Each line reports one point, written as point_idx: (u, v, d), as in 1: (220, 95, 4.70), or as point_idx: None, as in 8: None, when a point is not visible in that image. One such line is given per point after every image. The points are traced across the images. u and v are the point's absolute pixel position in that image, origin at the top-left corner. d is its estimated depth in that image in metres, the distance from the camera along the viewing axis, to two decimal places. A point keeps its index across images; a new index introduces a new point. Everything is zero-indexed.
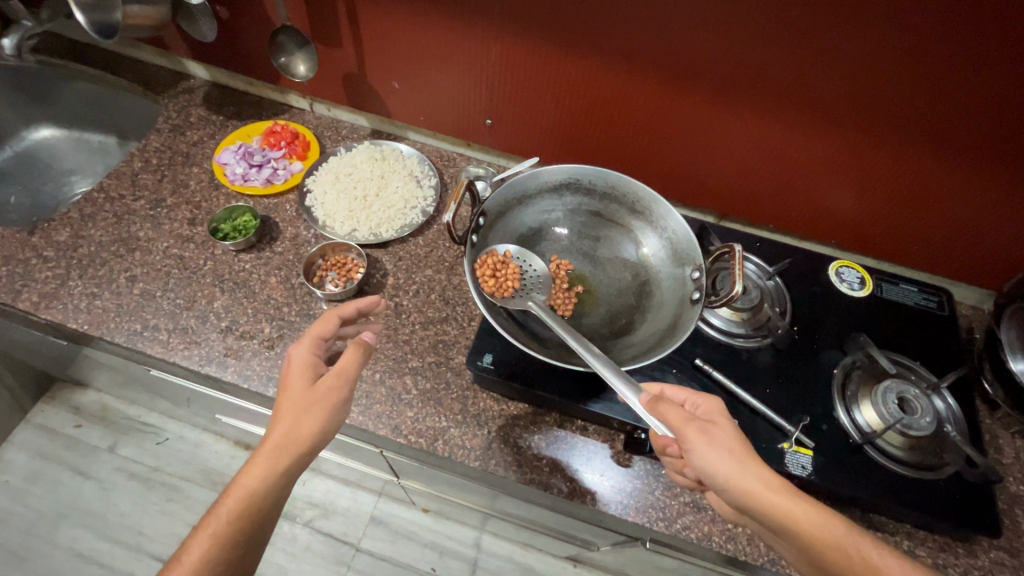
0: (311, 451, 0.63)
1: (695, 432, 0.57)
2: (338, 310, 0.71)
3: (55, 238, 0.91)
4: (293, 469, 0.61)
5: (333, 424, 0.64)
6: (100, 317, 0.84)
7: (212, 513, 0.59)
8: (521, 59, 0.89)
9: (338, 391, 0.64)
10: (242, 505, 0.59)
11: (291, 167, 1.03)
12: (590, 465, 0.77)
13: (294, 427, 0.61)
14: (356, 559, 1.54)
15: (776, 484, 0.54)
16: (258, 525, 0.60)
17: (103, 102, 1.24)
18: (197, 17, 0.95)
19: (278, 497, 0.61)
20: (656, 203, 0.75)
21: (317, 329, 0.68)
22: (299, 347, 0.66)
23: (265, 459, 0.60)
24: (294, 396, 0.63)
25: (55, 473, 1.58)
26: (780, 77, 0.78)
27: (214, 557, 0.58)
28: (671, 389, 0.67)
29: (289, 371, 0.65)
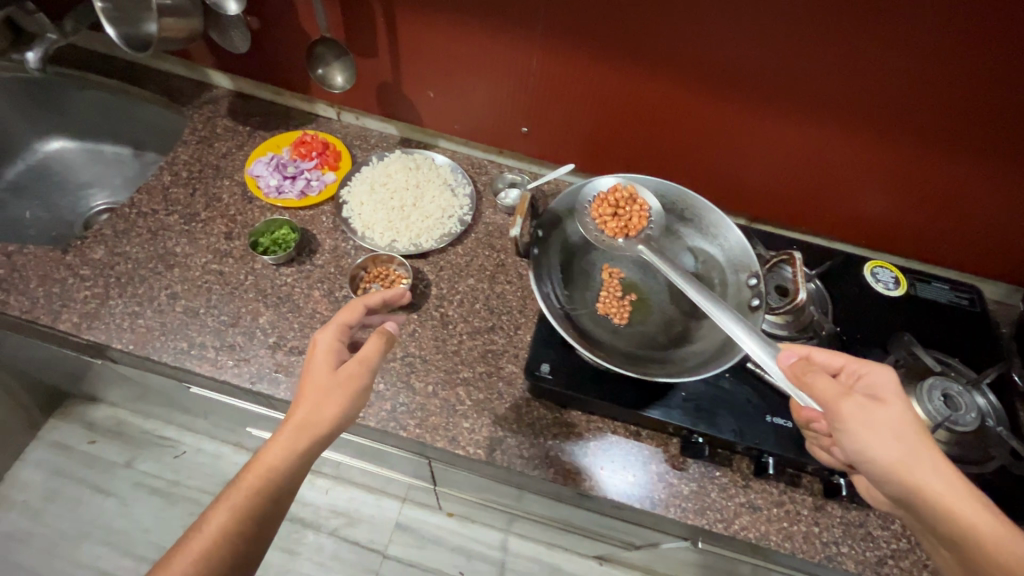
0: (330, 435, 0.62)
1: (848, 408, 0.56)
2: (364, 298, 0.72)
3: (90, 256, 0.89)
4: (311, 451, 0.62)
5: (354, 410, 0.64)
6: (145, 337, 0.83)
7: (232, 488, 0.59)
8: (560, 66, 0.89)
9: (360, 377, 0.65)
10: (262, 483, 0.59)
11: (324, 178, 1.02)
12: (608, 473, 0.78)
13: (317, 409, 0.62)
14: (384, 566, 1.55)
15: (925, 464, 0.54)
16: (274, 504, 0.60)
17: (119, 112, 1.22)
18: (230, 29, 0.93)
19: (294, 479, 0.61)
20: (707, 211, 0.76)
21: (344, 317, 0.70)
22: (325, 332, 0.67)
23: (285, 439, 0.60)
24: (318, 379, 0.64)
25: (74, 490, 1.56)
26: (828, 85, 0.79)
27: (231, 531, 0.57)
28: (824, 355, 0.65)
29: (315, 355, 0.66)
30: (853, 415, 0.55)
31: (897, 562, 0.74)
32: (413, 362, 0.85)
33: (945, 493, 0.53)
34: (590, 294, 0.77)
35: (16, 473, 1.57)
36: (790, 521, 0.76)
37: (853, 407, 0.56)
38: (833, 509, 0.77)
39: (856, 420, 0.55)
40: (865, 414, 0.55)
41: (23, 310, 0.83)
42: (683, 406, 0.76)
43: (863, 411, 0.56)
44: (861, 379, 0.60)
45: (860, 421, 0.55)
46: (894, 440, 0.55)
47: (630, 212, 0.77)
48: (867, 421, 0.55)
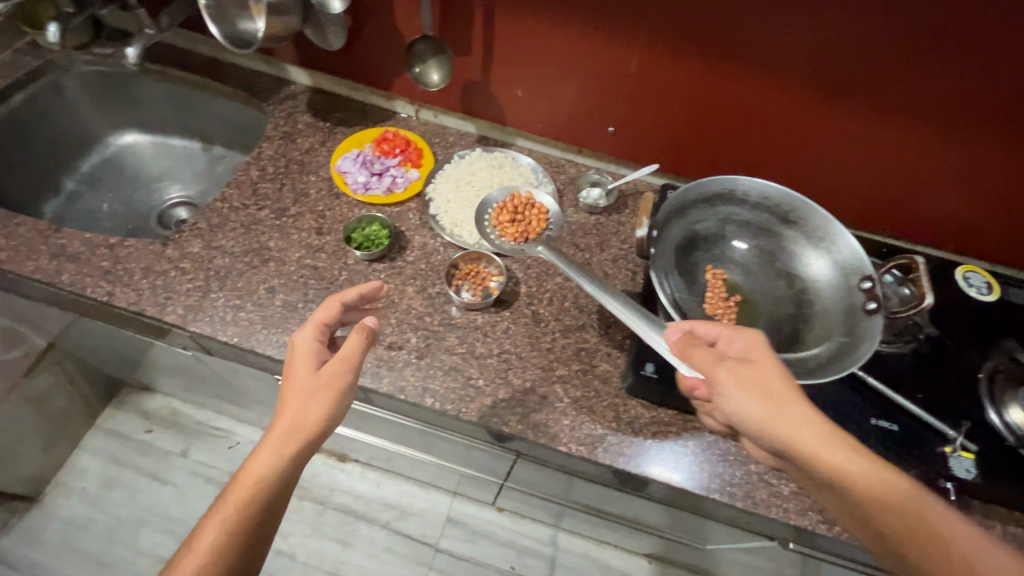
0: (317, 437, 0.64)
1: (725, 373, 0.63)
2: (341, 296, 0.73)
3: (189, 249, 0.91)
4: (300, 456, 0.63)
5: (340, 410, 0.65)
6: (249, 329, 0.84)
7: (222, 500, 0.60)
8: (657, 65, 0.88)
9: (342, 375, 0.66)
10: (251, 492, 0.60)
11: (408, 175, 1.03)
12: (659, 470, 0.78)
13: (302, 411, 0.63)
14: (436, 559, 1.56)
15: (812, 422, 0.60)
16: (269, 511, 0.61)
17: (194, 106, 1.23)
18: (326, 26, 0.94)
19: (285, 485, 0.62)
20: (814, 213, 0.76)
21: (322, 316, 0.71)
22: (302, 334, 0.69)
23: (272, 446, 0.62)
24: (300, 382, 0.65)
25: (131, 478, 1.59)
26: (936, 87, 0.79)
27: (225, 544, 0.58)
28: (704, 325, 0.68)
29: (295, 359, 0.67)
30: (727, 380, 0.63)
31: None
32: (509, 359, 0.85)
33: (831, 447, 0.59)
34: (696, 292, 0.77)
35: (75, 460, 1.60)
36: None
37: (725, 373, 0.63)
38: None
39: (731, 384, 0.62)
40: (740, 377, 0.62)
41: (130, 301, 0.85)
42: None
43: (738, 374, 0.63)
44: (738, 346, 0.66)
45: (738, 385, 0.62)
46: (770, 395, 0.61)
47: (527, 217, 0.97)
48: (745, 382, 0.62)
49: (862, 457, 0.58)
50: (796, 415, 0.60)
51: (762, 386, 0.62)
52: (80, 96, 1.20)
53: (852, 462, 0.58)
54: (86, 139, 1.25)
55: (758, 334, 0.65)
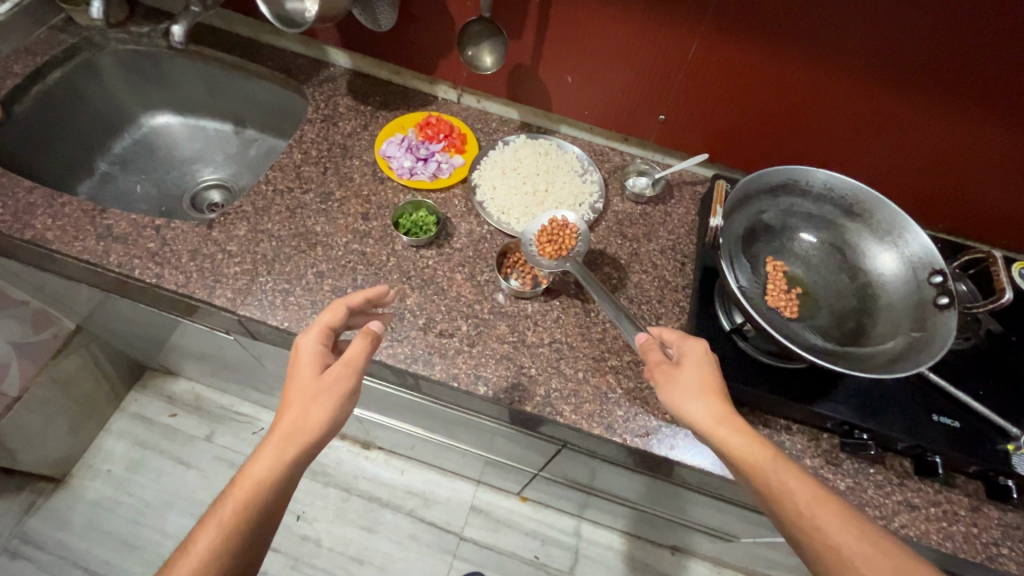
0: (319, 442, 0.62)
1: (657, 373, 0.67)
2: (347, 298, 0.71)
3: (235, 232, 0.90)
4: (301, 460, 0.61)
5: (342, 415, 0.64)
6: (298, 314, 0.83)
7: (219, 504, 0.59)
8: (716, 55, 0.86)
9: (346, 379, 0.64)
10: (250, 495, 0.59)
11: (453, 161, 1.01)
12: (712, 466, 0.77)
13: (302, 415, 0.62)
14: (461, 547, 1.56)
15: (722, 419, 0.62)
16: (266, 516, 0.59)
17: (228, 88, 1.21)
18: (376, 7, 0.92)
19: (285, 488, 0.61)
20: (881, 206, 0.75)
21: (327, 318, 0.70)
22: (308, 336, 0.67)
23: (273, 448, 0.60)
24: (302, 385, 0.64)
25: (156, 461, 1.58)
26: (1008, 89, 0.76)
27: (222, 548, 0.57)
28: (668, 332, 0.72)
29: (299, 361, 0.66)
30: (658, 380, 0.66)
31: None
32: (561, 349, 0.85)
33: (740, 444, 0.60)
34: (758, 284, 0.75)
35: (99, 443, 1.60)
36: (949, 521, 0.76)
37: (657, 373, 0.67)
38: (990, 511, 0.77)
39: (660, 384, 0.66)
40: (668, 376, 0.66)
41: (179, 284, 0.84)
42: (848, 400, 0.76)
43: (666, 374, 0.66)
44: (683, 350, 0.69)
45: (666, 384, 0.65)
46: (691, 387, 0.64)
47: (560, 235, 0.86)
48: (671, 377, 0.66)
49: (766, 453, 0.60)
50: (711, 408, 0.63)
51: (688, 379, 0.65)
52: (113, 74, 1.18)
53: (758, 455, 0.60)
54: (118, 120, 1.23)
55: (698, 341, 0.69)
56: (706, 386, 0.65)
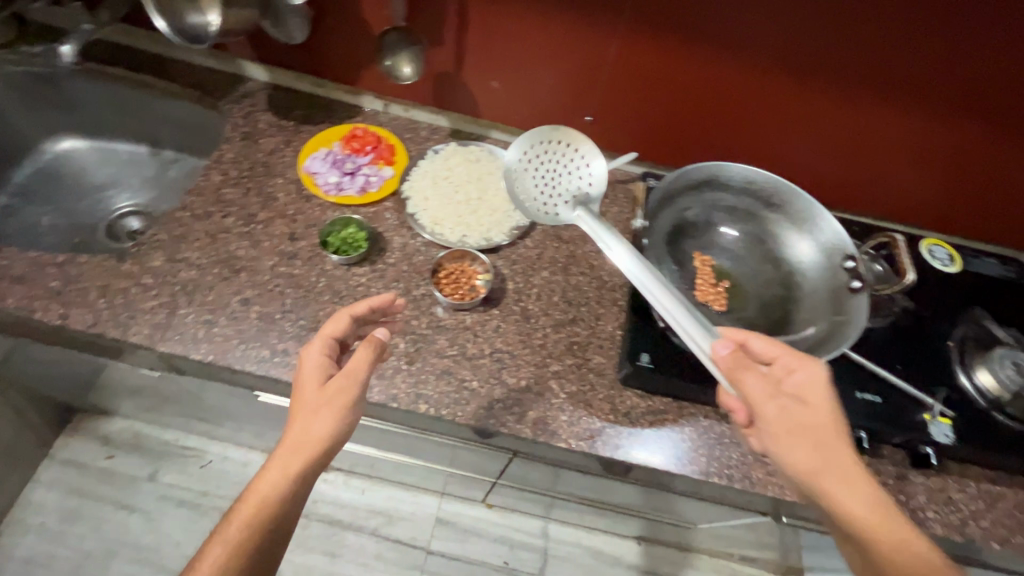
0: (325, 456, 0.62)
1: (772, 409, 0.60)
2: (349, 309, 0.71)
3: (150, 263, 0.85)
4: (306, 474, 0.60)
5: (346, 426, 0.63)
6: (224, 346, 0.79)
7: (225, 521, 0.59)
8: (634, 54, 0.87)
9: (349, 390, 0.64)
10: (256, 511, 0.58)
11: (382, 173, 0.99)
12: (665, 460, 0.78)
13: (307, 427, 0.61)
14: (429, 562, 1.54)
15: (851, 473, 0.58)
16: (273, 531, 0.59)
17: (137, 108, 1.13)
18: (285, 17, 0.88)
19: (294, 502, 0.60)
20: (797, 196, 0.78)
21: (330, 329, 0.69)
22: (310, 348, 0.67)
23: (277, 465, 0.60)
24: (306, 398, 0.63)
25: (94, 508, 1.48)
26: (903, 71, 0.82)
27: (228, 567, 0.57)
28: (758, 343, 0.65)
29: (301, 375, 0.66)
30: (771, 417, 0.60)
31: (977, 521, 0.79)
32: (502, 358, 0.84)
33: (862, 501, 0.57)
34: (686, 281, 0.77)
35: (29, 495, 1.48)
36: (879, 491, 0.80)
37: (774, 409, 0.60)
38: (915, 477, 0.81)
39: (776, 423, 0.59)
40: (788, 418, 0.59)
41: (89, 324, 0.78)
42: None
43: (784, 413, 0.60)
44: (794, 381, 0.63)
45: (784, 425, 0.59)
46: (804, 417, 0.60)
47: (461, 279, 0.89)
48: (796, 422, 0.59)
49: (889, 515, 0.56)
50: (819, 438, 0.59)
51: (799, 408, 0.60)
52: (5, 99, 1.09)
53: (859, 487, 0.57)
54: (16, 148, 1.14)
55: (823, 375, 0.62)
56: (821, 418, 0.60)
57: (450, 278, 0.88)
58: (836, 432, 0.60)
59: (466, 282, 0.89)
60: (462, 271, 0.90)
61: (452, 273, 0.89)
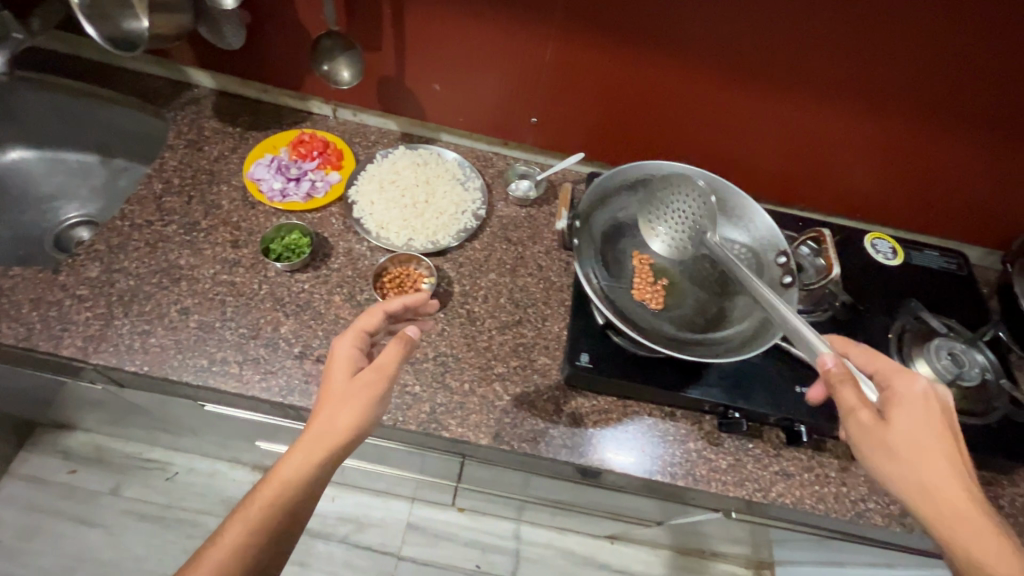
0: (347, 446, 0.59)
1: (853, 422, 0.57)
2: (382, 304, 0.70)
3: (85, 274, 0.83)
4: (328, 464, 0.58)
5: (372, 419, 0.61)
6: (159, 356, 0.78)
7: (247, 503, 0.57)
8: (572, 55, 0.88)
9: (377, 383, 0.62)
10: (276, 494, 0.56)
11: (329, 178, 0.98)
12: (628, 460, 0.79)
13: (334, 416, 0.60)
14: (399, 568, 1.53)
15: (947, 489, 0.54)
16: (290, 519, 0.57)
17: (83, 116, 1.11)
18: (221, 23, 0.87)
19: (312, 492, 0.58)
20: (731, 193, 0.79)
21: (362, 322, 0.68)
22: (342, 341, 0.65)
23: (301, 452, 0.58)
24: (336, 389, 0.62)
25: (55, 525, 1.45)
26: (833, 67, 0.83)
27: (240, 551, 0.54)
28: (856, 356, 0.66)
29: (332, 366, 0.64)
30: (853, 431, 0.58)
31: None
32: (446, 361, 0.84)
33: (960, 519, 0.52)
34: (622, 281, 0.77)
35: None
36: (821, 484, 0.80)
37: (853, 424, 0.57)
38: (857, 469, 0.82)
39: (857, 437, 0.57)
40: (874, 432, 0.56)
41: (19, 338, 0.77)
42: (720, 382, 0.79)
43: (870, 428, 0.56)
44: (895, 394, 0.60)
45: (865, 438, 0.57)
46: (916, 438, 0.56)
47: (406, 284, 0.88)
48: (883, 436, 0.56)
49: (994, 538, 0.51)
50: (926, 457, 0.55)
51: (909, 429, 0.56)
52: None
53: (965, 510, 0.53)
54: None
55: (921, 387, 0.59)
56: (935, 441, 0.56)
57: (394, 282, 0.88)
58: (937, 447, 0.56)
59: (411, 287, 0.88)
60: (406, 275, 0.90)
61: (396, 278, 0.89)
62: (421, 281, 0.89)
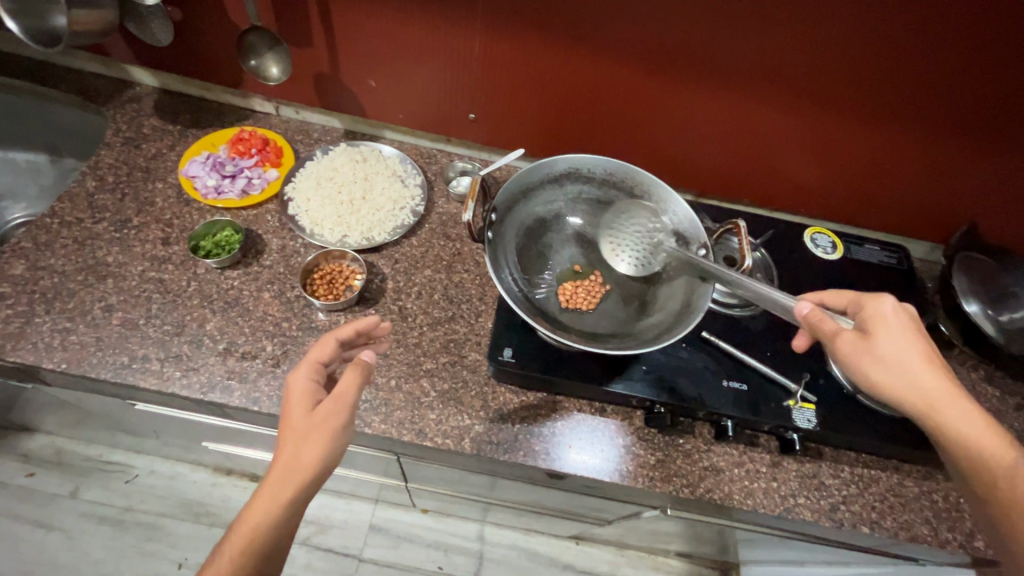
0: (313, 485, 0.57)
1: (849, 350, 0.60)
2: (335, 330, 0.66)
3: (9, 272, 0.83)
4: (295, 505, 0.56)
5: (336, 454, 0.59)
6: (79, 354, 0.77)
7: (218, 554, 0.55)
8: (502, 50, 0.88)
9: (336, 417, 0.59)
10: (246, 543, 0.54)
11: (266, 175, 0.98)
12: (602, 458, 0.79)
13: (293, 456, 0.57)
14: (361, 570, 1.52)
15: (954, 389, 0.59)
16: (266, 563, 0.55)
17: (30, 116, 1.11)
18: (150, 20, 0.87)
19: (282, 537, 0.56)
20: (655, 187, 0.79)
21: (316, 353, 0.64)
22: (297, 375, 0.62)
23: (266, 496, 0.56)
24: (294, 426, 0.59)
25: (10, 528, 1.41)
26: (760, 62, 0.83)
27: None
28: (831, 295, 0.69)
29: (288, 401, 0.61)
30: (846, 357, 0.60)
31: (849, 506, 0.79)
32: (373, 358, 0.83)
33: (958, 417, 0.57)
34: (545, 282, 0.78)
35: None
36: (751, 479, 0.79)
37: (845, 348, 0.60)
38: (788, 464, 0.81)
39: (850, 361, 0.60)
40: (867, 353, 0.59)
41: None
42: (645, 377, 0.79)
43: (861, 348, 0.60)
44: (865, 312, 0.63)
45: (857, 361, 0.59)
46: (902, 354, 0.59)
47: (337, 281, 0.88)
48: (872, 354, 0.59)
49: (976, 427, 0.57)
50: (926, 386, 0.58)
51: (897, 342, 0.59)
52: None
53: (958, 407, 0.58)
54: None
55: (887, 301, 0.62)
56: (911, 348, 0.59)
57: (324, 279, 0.87)
58: (920, 352, 0.59)
59: (343, 284, 0.88)
60: (339, 271, 0.89)
61: (327, 274, 0.88)
62: (354, 279, 0.88)
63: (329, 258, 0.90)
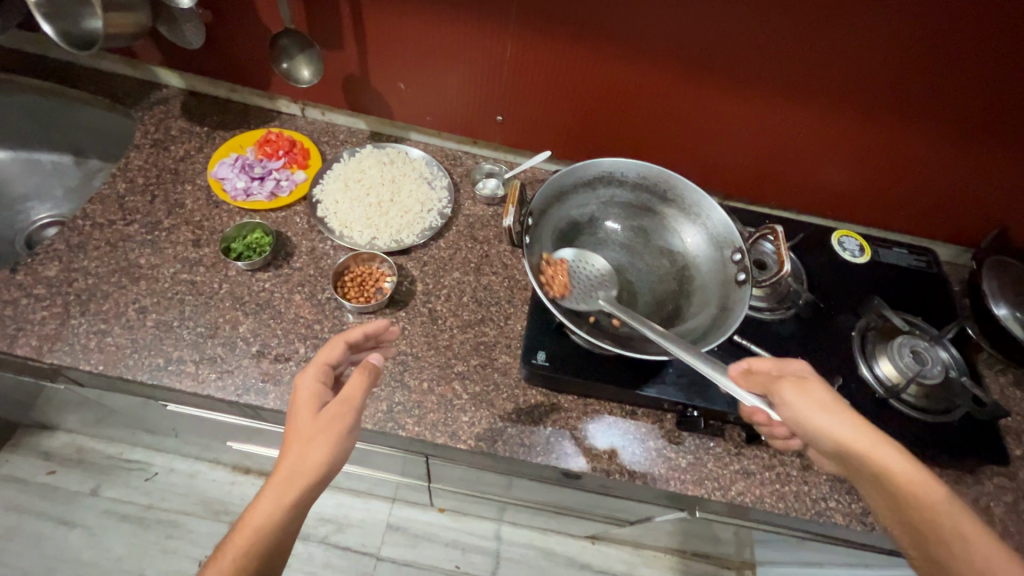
0: (319, 486, 0.56)
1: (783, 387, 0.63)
2: (343, 334, 0.67)
3: (44, 274, 0.84)
4: (300, 506, 0.55)
5: (343, 454, 0.58)
6: (115, 356, 0.78)
7: (217, 557, 0.52)
8: (532, 53, 0.88)
9: (343, 419, 0.58)
10: (249, 544, 0.52)
11: (294, 177, 0.98)
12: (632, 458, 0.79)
13: (300, 456, 0.56)
14: (379, 568, 1.53)
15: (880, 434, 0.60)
16: (267, 566, 0.53)
17: (57, 117, 1.12)
18: (182, 23, 0.88)
19: (285, 538, 0.54)
20: (689, 191, 0.79)
21: (324, 356, 0.65)
22: (304, 376, 0.62)
23: (270, 496, 0.54)
24: (300, 426, 0.58)
25: (33, 525, 1.42)
26: (790, 67, 0.83)
27: None
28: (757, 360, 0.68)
29: (295, 402, 0.61)
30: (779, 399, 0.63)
31: None
32: (405, 360, 0.83)
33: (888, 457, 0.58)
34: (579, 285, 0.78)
35: None
36: (782, 483, 0.80)
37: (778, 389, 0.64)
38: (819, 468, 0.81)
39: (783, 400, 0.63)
40: (797, 393, 0.63)
41: None
42: (677, 380, 0.79)
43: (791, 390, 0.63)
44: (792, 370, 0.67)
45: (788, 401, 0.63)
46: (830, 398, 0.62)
47: (367, 283, 0.88)
48: (802, 392, 0.62)
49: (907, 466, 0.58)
50: (855, 423, 0.60)
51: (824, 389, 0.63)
52: None
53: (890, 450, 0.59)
54: None
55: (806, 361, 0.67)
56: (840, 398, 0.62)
57: (354, 281, 0.88)
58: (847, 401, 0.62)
59: (373, 287, 0.88)
60: (370, 274, 0.89)
61: (357, 276, 0.88)
62: (384, 281, 0.89)
63: (359, 260, 0.90)
